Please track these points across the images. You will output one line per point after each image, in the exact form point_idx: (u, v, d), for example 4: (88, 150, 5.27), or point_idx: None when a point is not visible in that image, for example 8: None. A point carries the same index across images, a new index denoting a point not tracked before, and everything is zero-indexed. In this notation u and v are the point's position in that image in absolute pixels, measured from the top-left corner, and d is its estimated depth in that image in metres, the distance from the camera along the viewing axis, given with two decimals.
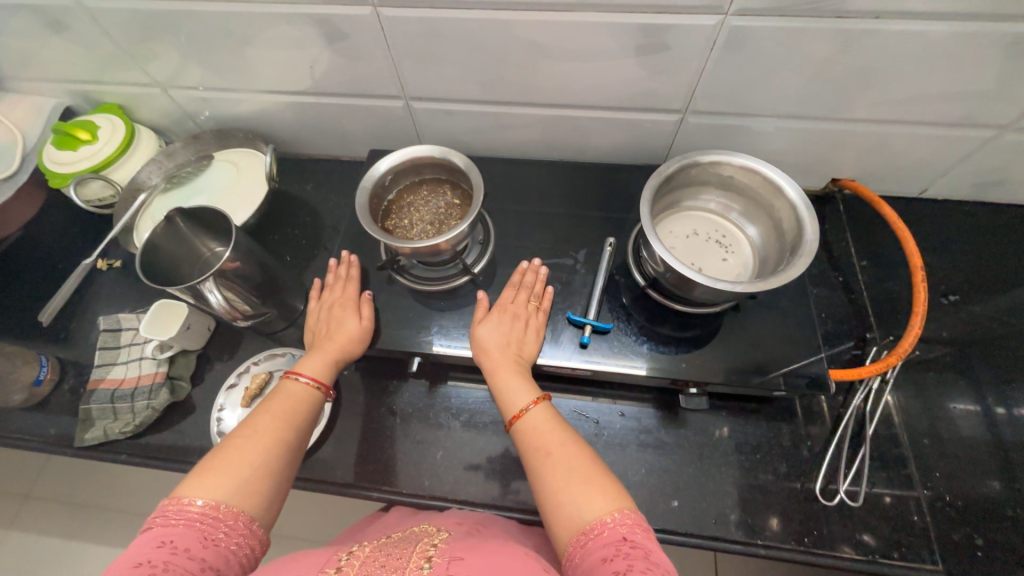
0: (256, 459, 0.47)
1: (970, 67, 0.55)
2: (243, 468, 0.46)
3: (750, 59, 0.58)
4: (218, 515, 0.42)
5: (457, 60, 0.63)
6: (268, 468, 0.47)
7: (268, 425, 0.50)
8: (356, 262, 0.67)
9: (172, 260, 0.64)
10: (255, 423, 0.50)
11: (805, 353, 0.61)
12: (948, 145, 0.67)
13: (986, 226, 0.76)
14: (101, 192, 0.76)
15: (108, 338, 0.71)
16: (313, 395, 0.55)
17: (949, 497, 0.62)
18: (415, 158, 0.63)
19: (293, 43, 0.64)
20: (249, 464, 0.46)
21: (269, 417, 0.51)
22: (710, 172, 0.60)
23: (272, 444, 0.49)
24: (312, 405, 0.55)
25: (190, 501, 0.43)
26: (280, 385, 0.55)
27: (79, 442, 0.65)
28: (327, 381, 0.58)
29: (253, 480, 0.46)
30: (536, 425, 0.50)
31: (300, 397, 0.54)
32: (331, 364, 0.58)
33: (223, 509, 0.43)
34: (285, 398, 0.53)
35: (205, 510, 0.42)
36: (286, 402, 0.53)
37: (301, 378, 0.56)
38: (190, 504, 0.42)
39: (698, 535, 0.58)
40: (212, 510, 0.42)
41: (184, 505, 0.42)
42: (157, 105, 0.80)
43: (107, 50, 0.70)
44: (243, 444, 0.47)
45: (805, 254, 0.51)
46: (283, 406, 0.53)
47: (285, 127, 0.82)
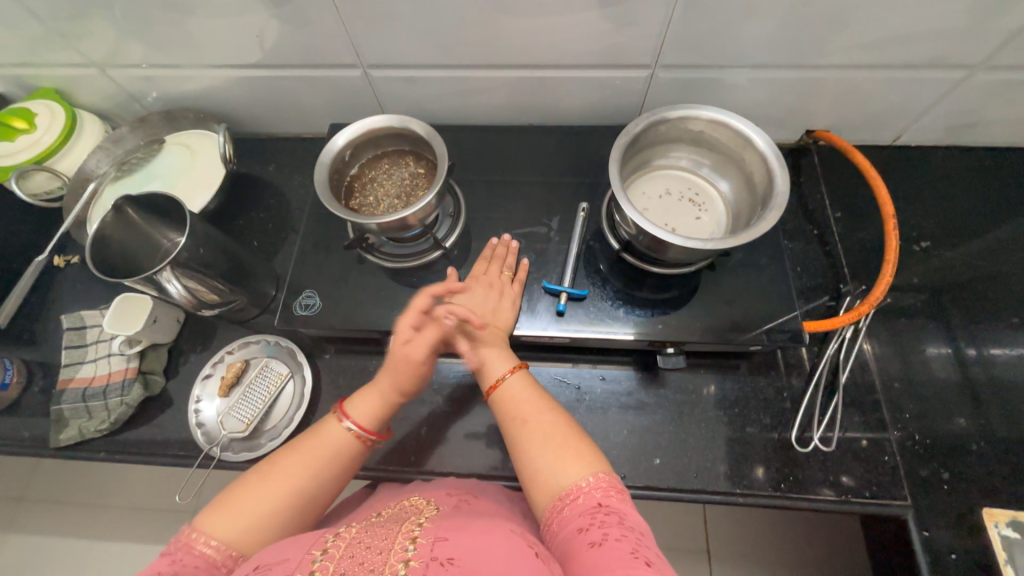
0: (269, 506, 0.48)
1: (942, 3, 0.53)
2: (253, 516, 0.47)
3: (718, 5, 0.55)
4: (218, 561, 0.44)
5: (412, 21, 0.60)
6: (279, 517, 0.48)
7: (296, 472, 0.50)
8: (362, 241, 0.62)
9: (127, 252, 0.61)
10: (284, 468, 0.50)
11: (780, 308, 0.61)
12: (920, 89, 0.66)
13: (957, 171, 0.77)
14: (47, 184, 0.73)
15: (74, 337, 0.68)
16: (355, 444, 0.53)
17: (918, 436, 0.63)
18: (374, 130, 0.60)
19: (234, 10, 0.60)
20: (260, 513, 0.47)
21: (300, 461, 0.51)
22: (680, 128, 0.58)
23: (289, 494, 0.49)
24: (351, 455, 0.53)
25: (197, 537, 0.45)
26: (325, 425, 0.53)
27: (55, 442, 0.63)
28: (371, 429, 0.54)
29: (261, 529, 0.47)
30: (512, 395, 0.50)
31: (338, 445, 0.52)
32: (381, 409, 0.55)
33: (225, 552, 0.45)
34: (323, 442, 0.52)
35: (210, 550, 0.44)
36: (323, 446, 0.52)
37: (346, 424, 0.53)
38: (198, 540, 0.44)
39: (680, 488, 0.60)
40: (216, 551, 0.44)
41: (193, 541, 0.44)
42: (97, 87, 0.75)
43: (32, 27, 0.64)
44: (266, 488, 0.48)
45: (776, 207, 0.50)
46: (320, 451, 0.52)
47: (239, 104, 0.78)
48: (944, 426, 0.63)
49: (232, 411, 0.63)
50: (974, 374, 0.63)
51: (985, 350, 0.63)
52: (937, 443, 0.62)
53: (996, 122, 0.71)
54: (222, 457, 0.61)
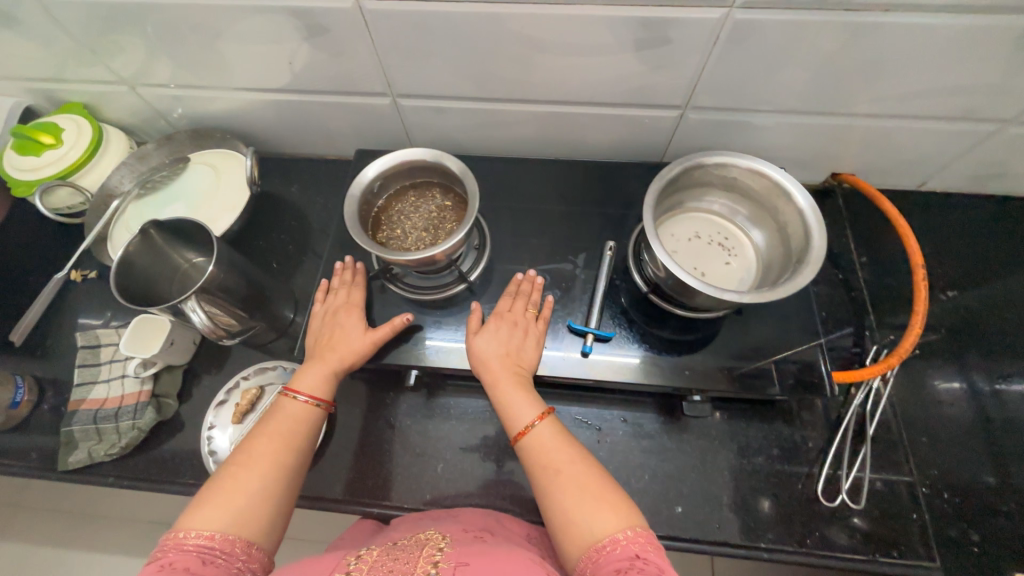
0: (253, 485, 0.45)
1: (980, 61, 0.53)
2: (238, 498, 0.44)
3: (755, 53, 0.55)
4: (214, 548, 0.41)
5: (447, 56, 0.60)
6: (267, 492, 0.46)
7: (266, 448, 0.49)
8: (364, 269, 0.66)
9: (149, 276, 0.61)
10: (253, 447, 0.48)
11: (807, 357, 0.61)
12: (950, 139, 0.66)
13: (981, 219, 0.76)
14: (70, 199, 0.73)
15: (88, 355, 0.68)
16: (312, 412, 0.54)
17: (947, 493, 0.63)
18: (407, 162, 0.60)
19: (269, 38, 0.60)
20: (245, 492, 0.45)
21: (265, 441, 0.49)
22: (714, 173, 0.58)
23: (269, 469, 0.47)
24: (311, 423, 0.53)
25: (187, 535, 0.41)
26: (276, 404, 0.53)
27: (63, 465, 0.62)
28: (326, 397, 0.55)
29: (253, 507, 0.44)
30: (543, 442, 0.49)
31: (299, 416, 0.53)
32: (330, 376, 0.56)
33: (221, 538, 0.42)
34: (283, 418, 0.52)
35: (203, 541, 0.41)
36: (285, 422, 0.52)
37: (298, 397, 0.54)
38: (188, 537, 0.41)
39: (700, 539, 0.59)
40: (209, 541, 0.41)
41: (181, 538, 0.41)
42: (124, 103, 0.75)
43: (65, 45, 0.64)
44: (243, 469, 0.46)
45: (812, 261, 0.50)
46: (279, 426, 0.51)
47: (265, 126, 0.78)
48: (957, 470, 0.65)
49: None
50: (992, 418, 0.67)
51: (1000, 391, 0.68)
52: (971, 501, 0.63)
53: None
54: None
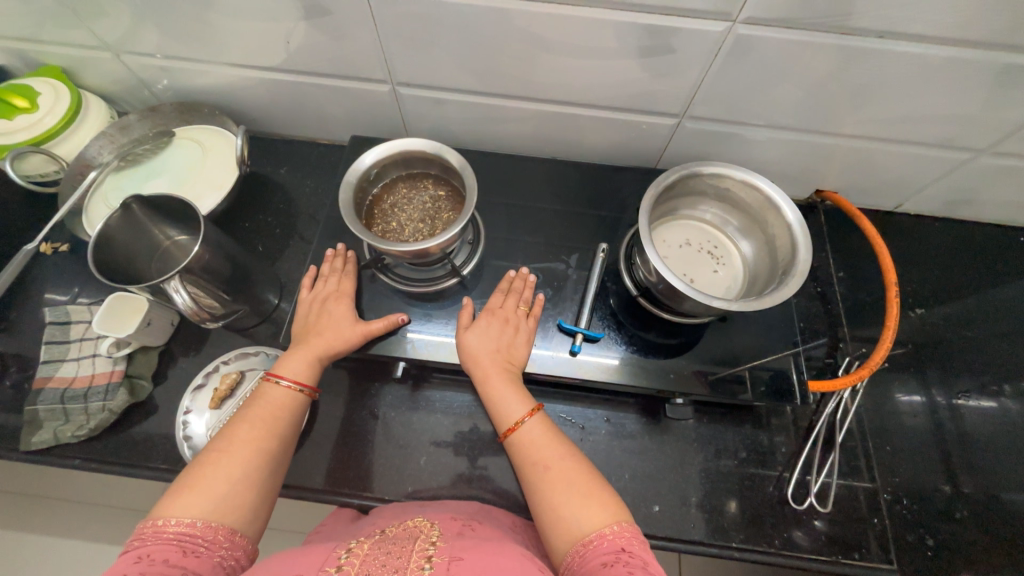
0: (234, 472, 0.44)
1: (961, 92, 0.56)
2: (220, 484, 0.43)
3: (753, 69, 0.57)
4: (194, 536, 0.40)
5: (450, 47, 0.59)
6: (250, 479, 0.45)
7: (248, 434, 0.48)
8: (354, 258, 0.65)
9: (128, 251, 0.58)
10: (235, 433, 0.47)
11: (786, 365, 0.63)
12: (928, 164, 0.69)
13: (948, 241, 0.81)
14: (42, 167, 0.69)
15: (57, 331, 0.65)
16: (296, 398, 0.53)
17: (906, 501, 0.67)
18: (405, 151, 0.59)
19: (266, 14, 0.58)
20: (227, 480, 0.44)
21: (248, 427, 0.48)
22: (708, 183, 0.60)
23: (251, 455, 0.46)
24: (295, 409, 0.53)
25: (166, 522, 0.40)
26: (260, 390, 0.53)
27: (25, 445, 0.59)
28: (310, 383, 0.55)
29: (235, 495, 0.43)
30: (532, 438, 0.50)
31: (282, 401, 0.52)
32: (315, 362, 0.56)
33: (202, 525, 0.41)
34: (267, 403, 0.51)
35: (183, 529, 0.40)
36: (268, 407, 0.51)
37: (281, 382, 0.53)
38: (167, 524, 0.40)
39: (676, 539, 0.60)
40: (190, 529, 0.40)
41: (161, 526, 0.40)
42: (107, 70, 0.72)
43: (45, 5, 0.61)
44: (223, 456, 0.45)
45: (798, 273, 0.52)
46: (263, 411, 0.50)
47: (257, 104, 0.76)
48: (914, 476, 0.69)
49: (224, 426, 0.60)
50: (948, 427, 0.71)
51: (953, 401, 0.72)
52: (923, 507, 0.67)
53: (991, 201, 0.75)
54: None
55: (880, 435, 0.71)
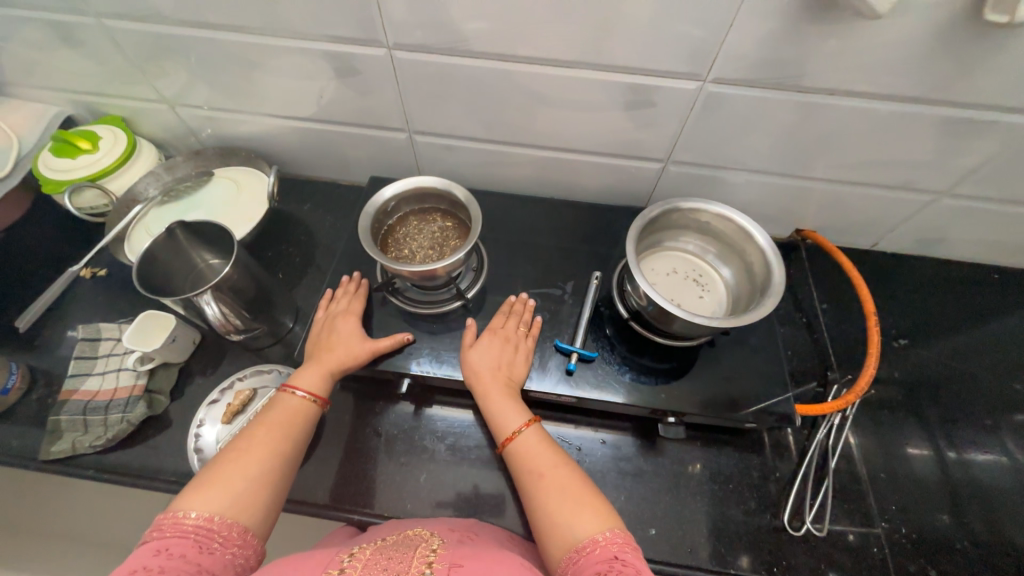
0: (251, 471, 0.47)
1: (912, 139, 0.63)
2: (237, 481, 0.46)
3: (726, 119, 0.64)
4: (209, 531, 0.42)
5: (461, 101, 0.68)
6: (265, 478, 0.48)
7: (265, 437, 0.51)
8: (366, 284, 0.70)
9: (167, 271, 0.65)
10: (252, 436, 0.51)
11: (774, 388, 0.65)
12: (895, 205, 0.75)
13: (928, 278, 0.85)
14: (95, 201, 0.77)
15: (87, 347, 0.69)
16: (309, 407, 0.56)
17: (904, 529, 0.66)
18: (419, 187, 0.67)
19: (305, 74, 0.68)
20: (242, 478, 0.46)
21: (266, 431, 0.51)
22: (690, 217, 0.66)
23: (268, 456, 0.49)
24: (309, 417, 0.56)
25: (185, 514, 0.43)
26: (276, 398, 0.56)
27: (45, 454, 0.62)
28: (323, 394, 0.58)
29: (249, 493, 0.46)
30: (530, 450, 0.53)
31: (297, 409, 0.55)
32: (329, 376, 0.59)
33: (217, 520, 0.43)
34: (283, 410, 0.55)
35: (200, 523, 0.42)
36: (284, 414, 0.54)
37: (297, 392, 0.56)
38: (185, 517, 0.42)
39: (673, 563, 0.60)
40: (206, 523, 0.42)
41: (180, 518, 0.42)
42: (161, 119, 0.82)
43: (119, 65, 0.72)
44: (241, 457, 0.48)
45: (774, 294, 0.56)
46: (279, 418, 0.54)
47: (288, 149, 0.85)
48: (911, 504, 0.68)
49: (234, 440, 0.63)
50: (953, 475, 0.71)
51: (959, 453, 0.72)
52: (923, 538, 0.66)
53: (961, 240, 0.80)
54: None
55: (872, 467, 0.71)
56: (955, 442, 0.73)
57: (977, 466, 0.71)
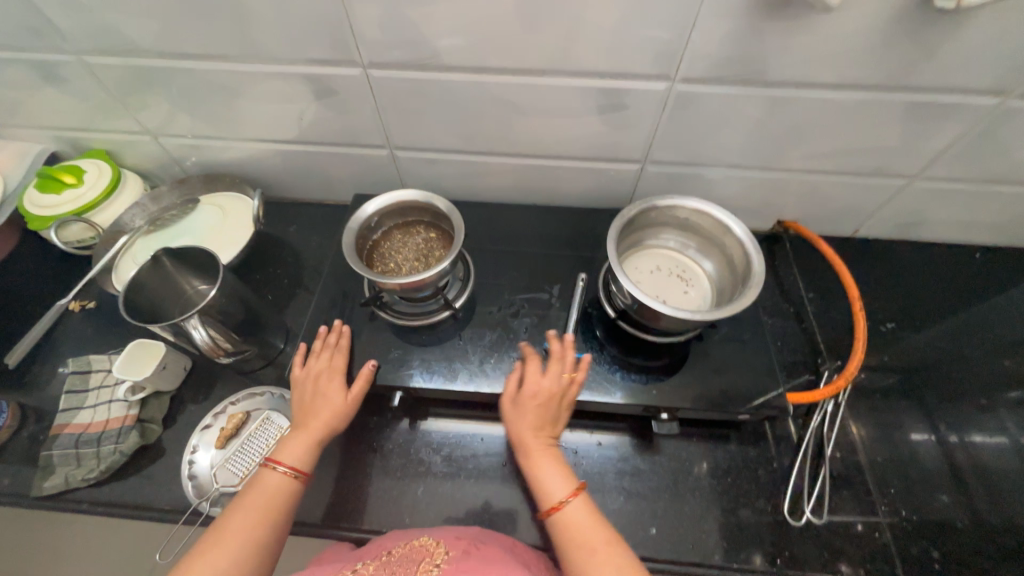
0: (220, 563, 0.46)
1: (880, 127, 0.65)
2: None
3: (698, 117, 0.66)
4: None
5: (438, 115, 0.70)
6: (238, 571, 0.47)
7: (242, 524, 0.50)
8: (346, 333, 0.68)
9: (154, 298, 0.65)
10: (226, 522, 0.50)
11: (765, 379, 0.66)
12: (871, 191, 0.77)
13: (910, 261, 0.87)
14: (81, 234, 0.78)
15: (77, 380, 0.69)
16: (291, 484, 0.55)
17: (904, 512, 0.67)
18: (400, 202, 0.67)
19: (285, 97, 0.69)
20: (211, 572, 0.45)
21: (241, 515, 0.50)
22: (668, 214, 0.67)
23: (241, 546, 0.48)
24: (291, 495, 0.54)
25: None
26: (258, 476, 0.55)
27: (37, 491, 0.61)
28: (307, 468, 0.57)
29: None
30: (575, 519, 0.50)
31: (277, 489, 0.54)
32: (313, 446, 0.58)
33: None
34: (262, 491, 0.53)
35: None
36: (263, 495, 0.53)
37: (278, 468, 0.55)
38: None
39: (675, 561, 0.60)
40: None
41: None
42: (145, 151, 0.83)
43: (101, 100, 0.73)
44: (212, 548, 0.47)
45: (754, 284, 0.57)
46: (258, 500, 0.52)
47: (272, 173, 0.86)
48: (909, 487, 0.69)
49: (230, 465, 0.63)
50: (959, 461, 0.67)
51: (966, 438, 0.68)
52: (924, 519, 0.67)
53: (939, 222, 0.82)
54: (210, 513, 0.61)
55: (872, 455, 0.72)
56: (956, 425, 0.69)
57: (982, 451, 0.65)
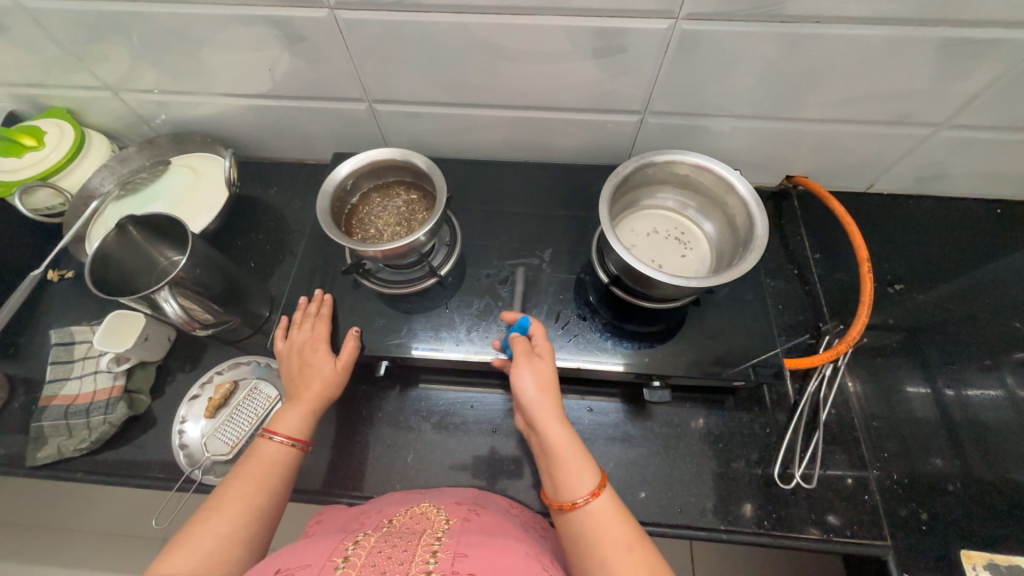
0: (222, 529, 0.45)
1: (911, 68, 0.58)
2: (209, 541, 0.44)
3: (705, 60, 0.59)
4: None
5: (418, 63, 0.63)
6: (242, 536, 0.46)
7: (242, 491, 0.49)
8: (328, 301, 0.66)
9: (124, 268, 0.63)
10: (226, 491, 0.49)
11: (763, 344, 0.63)
12: (892, 142, 0.71)
13: (926, 218, 0.82)
14: (50, 200, 0.74)
15: (62, 352, 0.69)
16: (288, 453, 0.54)
17: (897, 475, 0.65)
18: (377, 162, 0.63)
19: (249, 45, 0.63)
20: (214, 536, 0.45)
21: (241, 484, 0.50)
22: (668, 171, 0.63)
23: (243, 513, 0.47)
24: (288, 466, 0.54)
25: None
26: (255, 446, 0.54)
27: (31, 461, 0.62)
28: (304, 437, 0.56)
29: (221, 553, 0.44)
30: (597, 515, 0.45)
31: (275, 458, 0.53)
32: (309, 416, 0.57)
33: None
34: (260, 461, 0.52)
35: None
36: (260, 464, 0.52)
37: (275, 437, 0.54)
38: None
39: (663, 524, 0.60)
40: None
41: None
42: (108, 108, 0.77)
43: (52, 52, 0.67)
44: (213, 515, 0.46)
45: (756, 248, 0.54)
46: (256, 469, 0.51)
47: (246, 131, 0.81)
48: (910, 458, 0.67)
49: (219, 434, 0.63)
50: (954, 415, 0.66)
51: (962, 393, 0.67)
52: (914, 481, 0.65)
53: (962, 175, 0.76)
54: (203, 480, 0.61)
55: (866, 413, 0.70)
56: (954, 381, 0.68)
57: (977, 405, 0.66)
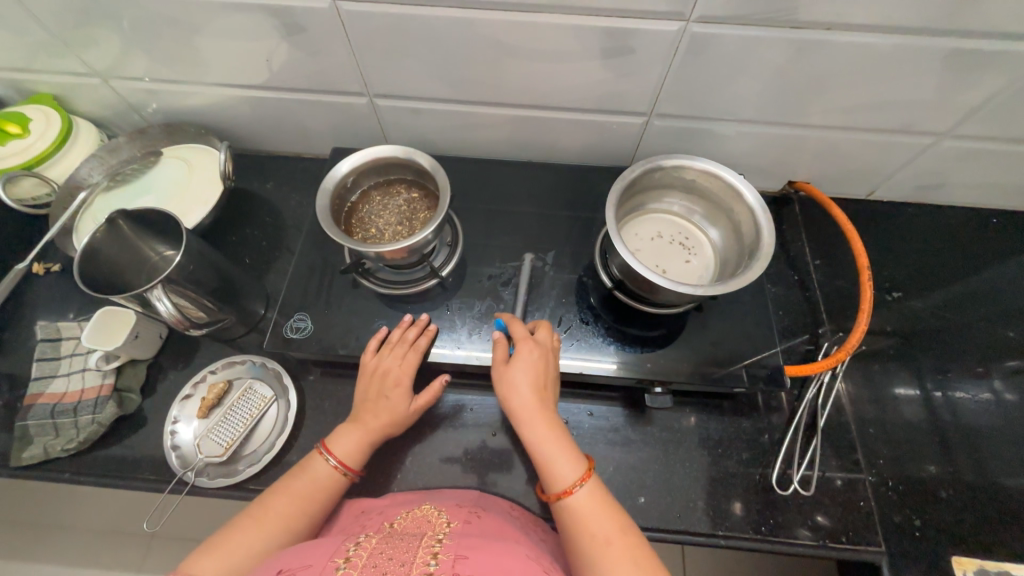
0: (252, 542, 0.48)
1: (917, 78, 0.58)
2: (239, 552, 0.47)
3: (713, 63, 0.59)
4: None
5: (421, 58, 0.62)
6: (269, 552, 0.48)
7: (282, 509, 0.51)
8: (428, 326, 0.63)
9: (114, 264, 0.61)
10: (269, 504, 0.51)
11: (764, 351, 0.63)
12: (895, 150, 0.71)
13: (923, 226, 0.82)
14: (35, 190, 0.71)
15: (48, 349, 0.66)
16: (337, 480, 0.54)
17: (892, 482, 0.66)
18: (378, 159, 0.61)
19: (246, 35, 0.60)
20: (244, 549, 0.47)
21: (285, 500, 0.51)
22: (674, 176, 0.62)
23: (277, 532, 0.49)
24: (334, 492, 0.54)
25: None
26: (309, 461, 0.55)
27: (16, 461, 0.60)
28: (355, 466, 0.56)
29: (248, 565, 0.46)
30: (585, 507, 0.47)
31: (324, 482, 0.54)
32: (365, 445, 0.57)
33: None
34: (309, 479, 0.53)
35: None
36: (307, 484, 0.53)
37: (330, 459, 0.55)
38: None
39: (661, 528, 0.60)
40: None
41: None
42: (97, 96, 0.74)
43: (38, 36, 0.64)
44: (247, 528, 0.49)
45: (763, 256, 0.53)
46: (302, 489, 0.53)
47: (242, 122, 0.78)
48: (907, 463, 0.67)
49: (211, 435, 0.61)
50: (942, 417, 0.67)
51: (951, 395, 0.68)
52: (909, 487, 0.65)
53: (962, 184, 0.76)
54: (196, 482, 0.59)
55: (861, 417, 0.71)
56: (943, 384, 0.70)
57: (971, 412, 0.66)
